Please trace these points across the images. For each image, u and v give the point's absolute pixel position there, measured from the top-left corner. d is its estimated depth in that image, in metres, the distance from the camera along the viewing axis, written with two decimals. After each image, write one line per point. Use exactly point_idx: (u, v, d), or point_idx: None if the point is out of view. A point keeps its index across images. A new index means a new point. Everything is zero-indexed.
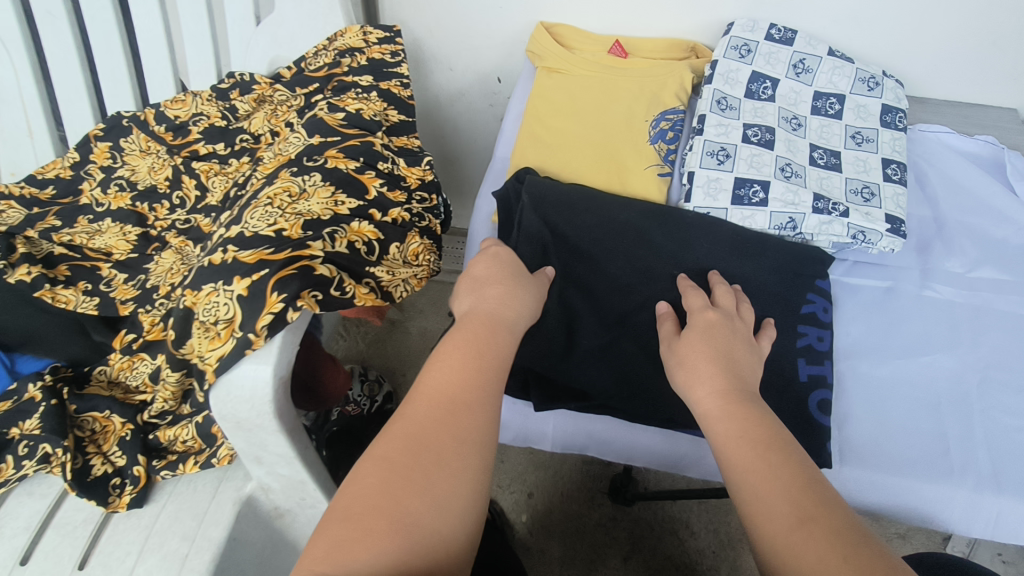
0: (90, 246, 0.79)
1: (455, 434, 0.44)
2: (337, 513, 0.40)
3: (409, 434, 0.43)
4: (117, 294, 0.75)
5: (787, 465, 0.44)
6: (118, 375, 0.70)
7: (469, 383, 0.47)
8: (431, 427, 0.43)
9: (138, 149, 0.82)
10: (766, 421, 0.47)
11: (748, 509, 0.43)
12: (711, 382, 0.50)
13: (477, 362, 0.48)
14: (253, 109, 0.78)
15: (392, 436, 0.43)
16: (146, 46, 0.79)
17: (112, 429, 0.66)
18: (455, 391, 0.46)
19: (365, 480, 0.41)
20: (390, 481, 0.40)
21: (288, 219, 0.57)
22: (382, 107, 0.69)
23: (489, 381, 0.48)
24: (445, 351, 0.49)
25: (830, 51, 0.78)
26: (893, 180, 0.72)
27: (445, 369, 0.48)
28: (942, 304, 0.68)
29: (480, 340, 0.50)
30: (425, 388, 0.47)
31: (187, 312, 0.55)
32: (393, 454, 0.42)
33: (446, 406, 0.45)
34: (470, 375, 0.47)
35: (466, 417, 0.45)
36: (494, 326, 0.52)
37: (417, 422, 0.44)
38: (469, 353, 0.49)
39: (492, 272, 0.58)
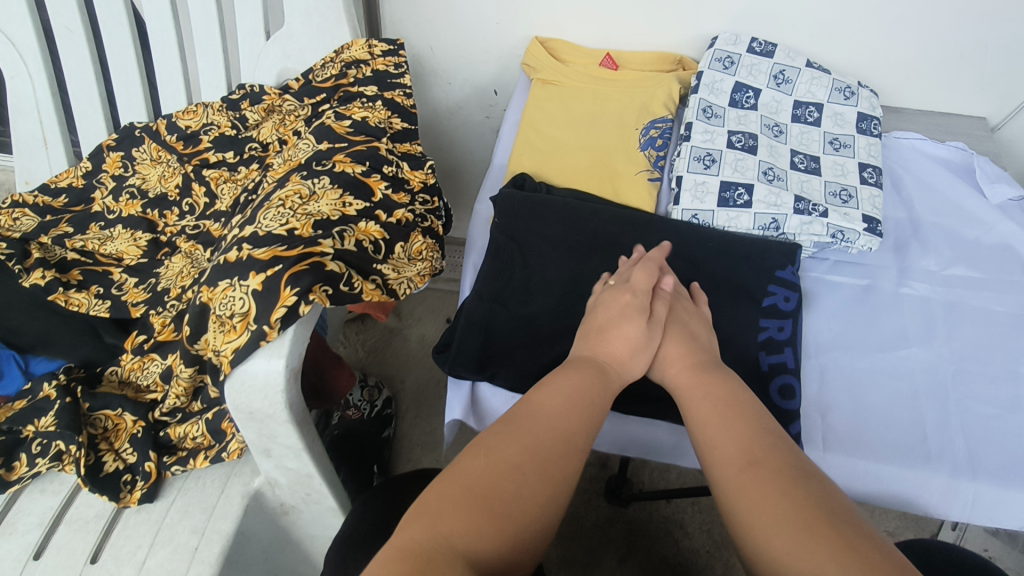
0: (102, 251, 0.82)
1: (572, 462, 0.44)
2: (463, 494, 0.40)
3: (521, 435, 0.44)
4: (128, 297, 0.78)
5: (740, 420, 0.47)
6: (129, 375, 0.72)
7: (584, 419, 0.47)
8: (553, 446, 0.44)
9: (149, 158, 0.86)
10: (733, 384, 0.51)
11: (709, 459, 0.46)
12: (680, 360, 0.55)
13: (596, 405, 0.49)
14: (262, 118, 0.81)
15: (517, 442, 0.43)
16: (160, 59, 0.83)
17: (124, 427, 0.68)
18: (576, 423, 0.46)
19: (480, 466, 0.41)
20: (496, 468, 0.41)
21: (300, 219, 0.60)
22: (386, 115, 0.73)
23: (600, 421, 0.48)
24: (563, 381, 0.49)
25: (808, 63, 0.83)
26: (869, 183, 0.76)
27: (565, 401, 0.47)
28: (919, 300, 0.72)
29: (597, 381, 0.51)
30: (548, 409, 0.46)
31: (202, 308, 0.57)
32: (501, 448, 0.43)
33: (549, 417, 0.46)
34: (586, 411, 0.48)
35: (574, 432, 0.46)
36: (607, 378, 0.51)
37: (542, 435, 0.44)
38: (592, 393, 0.49)
39: (619, 325, 0.55)
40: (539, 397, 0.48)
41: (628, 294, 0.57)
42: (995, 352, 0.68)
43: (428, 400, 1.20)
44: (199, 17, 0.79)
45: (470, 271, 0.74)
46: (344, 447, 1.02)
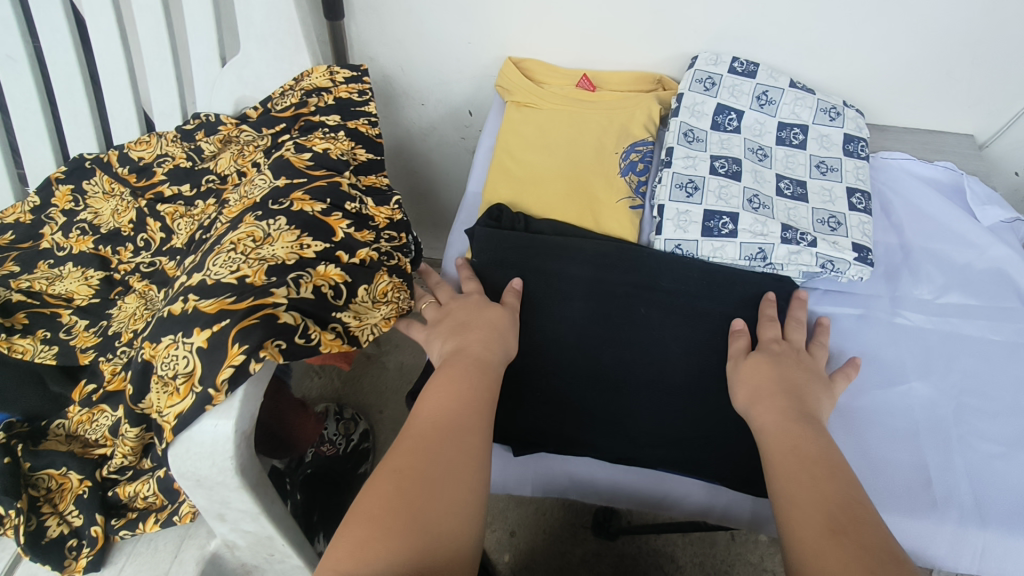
0: (50, 291, 0.77)
1: (462, 448, 0.46)
2: (364, 516, 0.41)
3: (420, 446, 0.45)
4: (78, 342, 0.73)
5: (831, 481, 0.47)
6: (76, 429, 0.66)
7: (465, 408, 0.49)
8: (439, 437, 0.46)
9: (101, 191, 0.81)
10: (823, 441, 0.51)
11: (786, 517, 0.46)
12: (773, 401, 0.55)
13: (476, 394, 0.51)
14: (219, 149, 0.77)
15: (404, 450, 0.45)
16: (110, 87, 0.78)
17: (69, 487, 0.63)
18: (457, 410, 0.49)
19: (384, 486, 0.43)
20: (403, 486, 0.42)
21: (252, 264, 0.56)
22: (349, 147, 0.69)
23: (487, 408, 0.50)
24: (440, 379, 0.52)
25: (791, 83, 0.80)
26: (858, 210, 0.73)
27: (445, 396, 0.50)
28: (915, 331, 0.69)
29: (474, 368, 0.53)
30: (434, 409, 0.49)
31: (145, 365, 0.53)
32: (405, 465, 0.44)
33: (444, 428, 0.47)
34: (469, 403, 0.50)
35: (466, 435, 0.47)
36: (481, 365, 0.54)
37: (428, 437, 0.46)
38: (470, 381, 0.52)
39: (477, 318, 0.59)
40: (422, 403, 0.50)
41: (475, 295, 0.63)
42: (996, 385, 0.65)
43: None
44: (150, 42, 0.74)
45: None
46: (316, 489, 0.94)
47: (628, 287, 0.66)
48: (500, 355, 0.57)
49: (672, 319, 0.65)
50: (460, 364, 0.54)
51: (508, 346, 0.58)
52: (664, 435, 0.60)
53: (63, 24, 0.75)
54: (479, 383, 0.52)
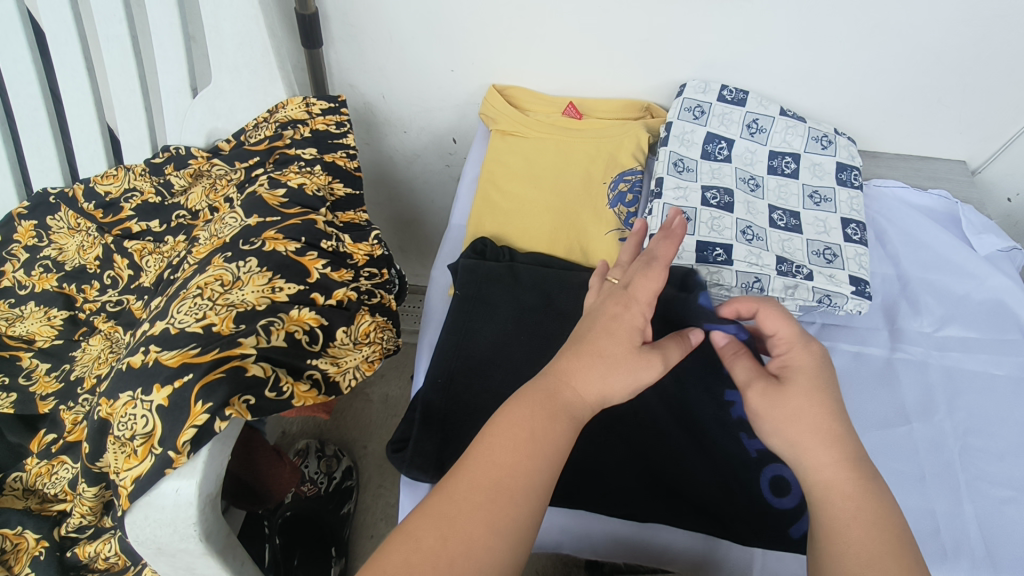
0: (10, 333, 0.73)
1: (494, 522, 0.37)
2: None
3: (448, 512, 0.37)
4: (38, 388, 0.69)
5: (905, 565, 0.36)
6: (35, 482, 0.63)
7: (521, 466, 0.39)
8: (469, 516, 0.37)
9: (66, 227, 0.77)
10: (881, 512, 0.38)
11: None
12: (827, 452, 0.40)
13: (540, 446, 0.40)
14: (189, 183, 0.73)
15: (430, 512, 0.37)
16: (76, 119, 0.75)
17: (25, 547, 0.59)
18: (507, 478, 0.38)
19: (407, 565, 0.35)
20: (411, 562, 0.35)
21: (219, 311, 0.52)
22: (327, 181, 0.66)
23: (547, 468, 0.40)
24: (502, 420, 0.41)
25: (782, 110, 0.78)
26: (854, 241, 0.72)
27: (499, 456, 0.39)
28: (915, 366, 0.67)
29: (545, 414, 0.41)
30: (475, 475, 0.39)
31: (102, 423, 0.49)
32: (427, 533, 0.36)
33: (487, 490, 0.38)
34: (527, 458, 0.40)
35: (510, 503, 0.38)
36: (559, 413, 0.41)
37: (465, 499, 0.38)
38: (532, 435, 0.40)
39: (609, 342, 0.44)
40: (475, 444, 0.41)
41: (636, 313, 0.45)
42: (1001, 424, 0.63)
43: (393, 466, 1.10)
44: (117, 74, 0.71)
45: (425, 351, 0.67)
46: (295, 534, 0.93)
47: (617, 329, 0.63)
48: (608, 395, 0.43)
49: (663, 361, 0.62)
50: (531, 405, 0.41)
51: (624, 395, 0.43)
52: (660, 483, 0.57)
53: (27, 56, 0.72)
54: (543, 435, 0.40)
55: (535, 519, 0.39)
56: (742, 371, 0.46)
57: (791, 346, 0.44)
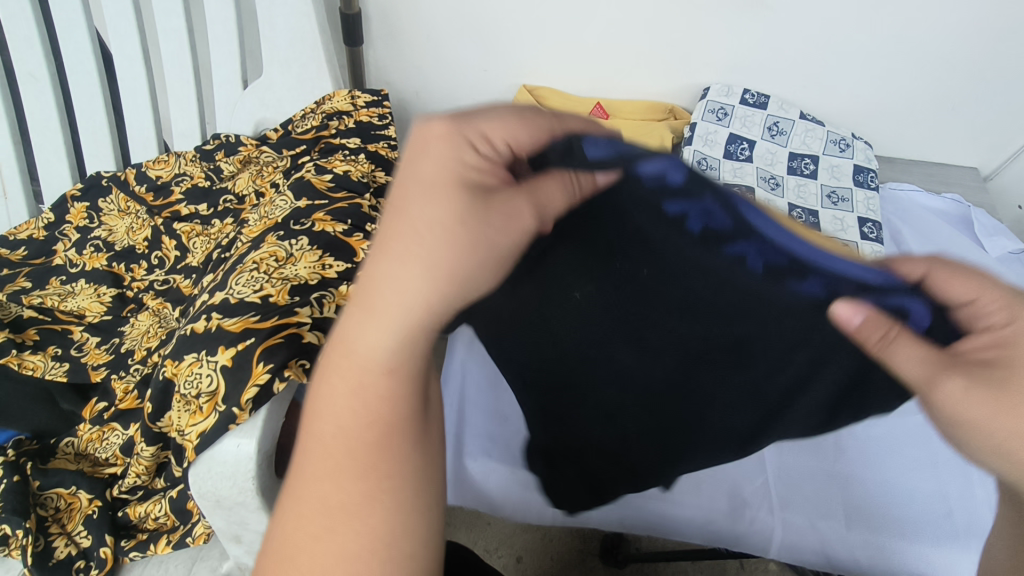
0: (62, 307, 0.77)
1: (349, 528, 0.29)
2: None
3: (305, 521, 0.30)
4: (89, 359, 0.73)
5: None
6: (87, 446, 0.66)
7: (359, 437, 0.30)
8: (319, 538, 0.29)
9: (116, 209, 0.81)
10: None
11: None
12: None
13: (375, 399, 0.30)
14: (238, 169, 0.77)
15: (288, 529, 0.30)
16: (131, 106, 0.79)
17: (77, 506, 0.62)
18: (334, 492, 0.30)
19: None
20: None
21: (275, 284, 0.56)
22: (369, 169, 0.69)
23: (390, 430, 0.30)
24: (326, 383, 0.31)
25: (802, 114, 0.83)
26: (870, 238, 0.75)
27: (320, 476, 0.30)
28: None
29: (346, 407, 0.30)
30: (320, 464, 0.30)
31: (167, 383, 0.53)
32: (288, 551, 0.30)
33: (331, 484, 0.30)
34: (360, 426, 0.30)
35: (358, 490, 0.30)
36: (358, 399, 0.30)
37: (312, 502, 0.30)
38: (347, 424, 0.30)
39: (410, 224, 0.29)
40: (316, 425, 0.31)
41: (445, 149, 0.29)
42: None
43: None
44: (173, 65, 0.75)
45: None
46: None
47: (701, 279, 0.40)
48: (427, 306, 0.29)
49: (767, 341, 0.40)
50: (330, 404, 0.31)
51: (486, 275, 0.30)
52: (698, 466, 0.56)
53: (88, 45, 0.76)
54: (356, 425, 0.30)
55: (401, 487, 0.30)
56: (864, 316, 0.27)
57: (1016, 312, 0.27)
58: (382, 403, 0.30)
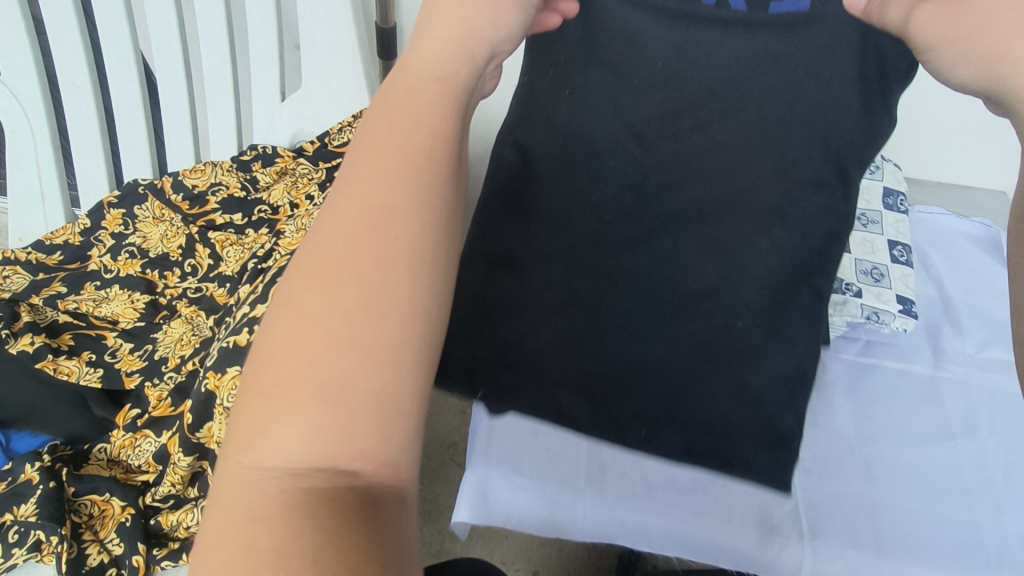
0: (96, 313, 0.78)
1: (384, 243, 0.28)
2: (275, 340, 0.26)
3: (333, 246, 0.28)
4: (123, 365, 0.73)
5: None
6: (119, 453, 0.67)
7: (396, 167, 0.31)
8: (347, 260, 0.28)
9: (151, 216, 0.82)
10: None
11: None
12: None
13: (416, 131, 0.32)
14: (274, 181, 0.78)
15: (313, 255, 0.28)
16: (170, 115, 0.80)
17: (110, 514, 0.63)
18: (379, 201, 0.29)
19: (294, 335, 0.26)
20: (297, 317, 0.26)
21: None
22: None
23: (431, 160, 0.32)
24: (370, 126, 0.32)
25: None
26: (900, 262, 0.75)
27: (359, 176, 0.30)
28: (958, 386, 0.69)
29: (395, 116, 0.33)
30: (354, 194, 0.30)
31: (208, 395, 0.53)
32: (307, 283, 0.27)
33: (364, 213, 0.29)
34: (399, 157, 0.31)
35: (397, 218, 0.29)
36: (410, 122, 0.32)
37: (341, 221, 0.29)
38: (388, 151, 0.31)
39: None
40: (349, 165, 0.31)
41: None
42: None
43: None
44: (213, 76, 0.76)
45: None
46: None
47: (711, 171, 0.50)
48: (472, 31, 0.37)
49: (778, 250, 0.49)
50: (377, 118, 0.33)
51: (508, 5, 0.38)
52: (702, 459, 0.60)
53: (130, 54, 0.77)
54: (407, 131, 0.32)
55: (435, 213, 0.31)
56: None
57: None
58: (431, 121, 0.33)
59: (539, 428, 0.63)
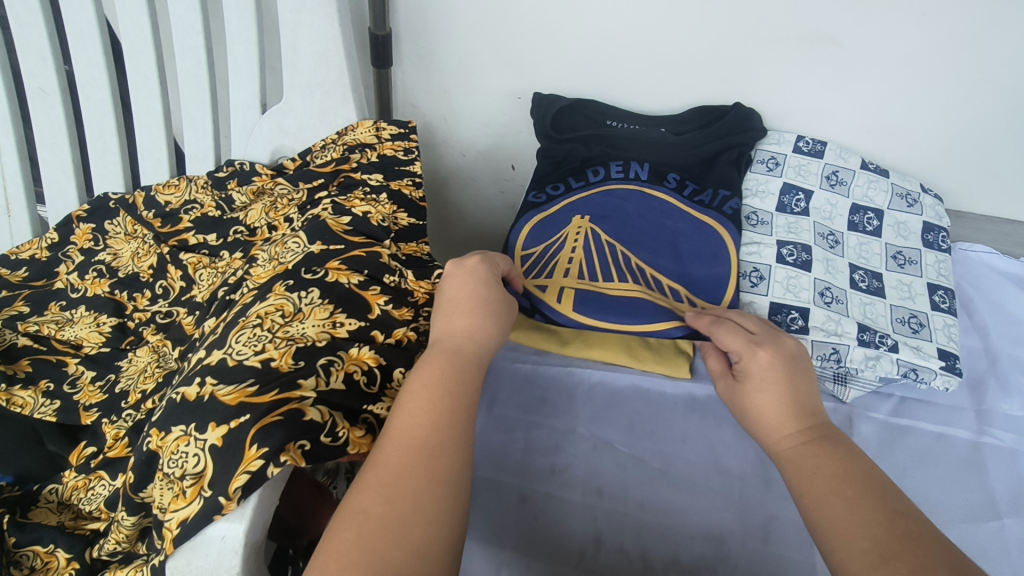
0: (58, 337, 0.71)
1: (432, 475, 0.40)
2: (341, 549, 0.37)
3: (385, 475, 0.40)
4: (82, 397, 0.66)
5: (864, 500, 0.41)
6: (71, 496, 0.59)
7: (441, 423, 0.43)
8: (405, 478, 0.40)
9: (123, 233, 0.77)
10: (841, 464, 0.44)
11: (830, 549, 0.40)
12: None
13: (456, 392, 0.45)
14: (250, 200, 0.72)
15: (366, 484, 0.40)
16: (143, 126, 0.75)
17: (54, 567, 0.54)
18: (427, 440, 0.42)
19: (347, 541, 0.37)
20: (365, 532, 0.37)
21: (279, 345, 0.49)
22: (391, 210, 0.64)
23: (464, 407, 0.45)
24: (413, 384, 0.45)
25: (863, 163, 0.75)
26: (942, 309, 0.68)
27: (417, 409, 0.44)
28: (1005, 456, 0.61)
29: (432, 378, 0.46)
30: (398, 437, 0.42)
31: (151, 454, 0.47)
32: (369, 505, 0.38)
33: (418, 450, 0.41)
34: (444, 410, 0.44)
35: (442, 459, 0.41)
36: (460, 356, 0.48)
37: (399, 460, 0.41)
38: (432, 408, 0.44)
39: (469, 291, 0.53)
40: (396, 416, 0.44)
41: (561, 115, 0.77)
42: None
43: None
44: (188, 84, 0.70)
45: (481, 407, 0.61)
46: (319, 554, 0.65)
47: (640, 195, 0.72)
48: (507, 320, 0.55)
49: (686, 146, 0.74)
50: (415, 377, 0.46)
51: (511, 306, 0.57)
52: (687, 109, 0.77)
53: (101, 60, 0.71)
54: (445, 386, 0.45)
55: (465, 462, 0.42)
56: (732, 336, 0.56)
57: None
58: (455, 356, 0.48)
59: (527, 492, 0.56)
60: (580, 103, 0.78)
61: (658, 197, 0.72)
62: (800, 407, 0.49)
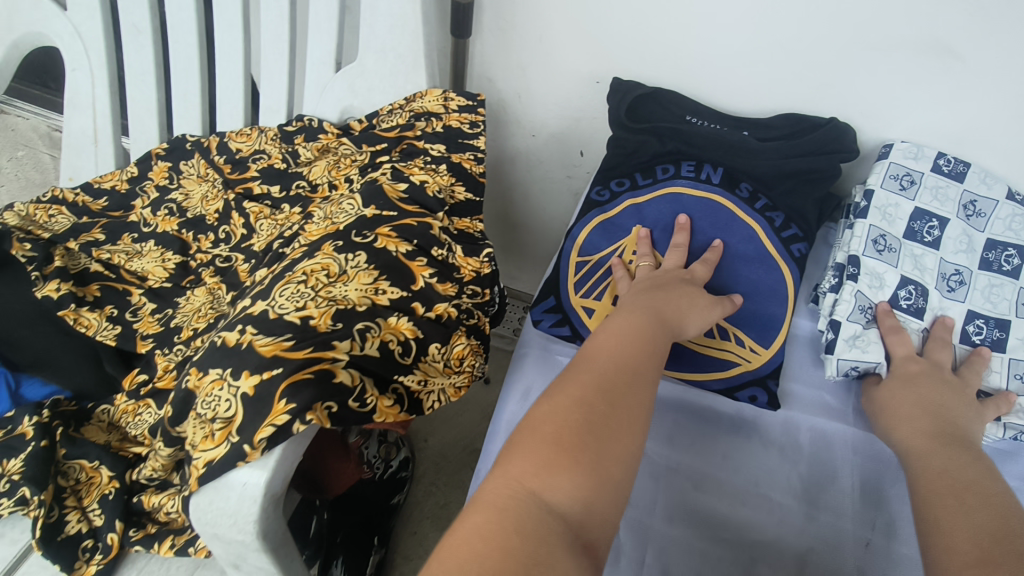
0: (128, 267, 0.73)
1: (644, 399, 0.43)
2: (554, 428, 0.39)
3: (599, 380, 0.43)
4: (141, 326, 0.69)
5: (981, 508, 0.45)
6: (120, 419, 0.63)
7: (646, 360, 0.46)
8: (623, 394, 0.42)
9: (196, 174, 0.79)
10: (968, 474, 0.48)
11: (932, 543, 0.44)
12: None
13: (655, 345, 0.48)
14: (315, 157, 0.73)
15: (583, 382, 0.42)
16: (223, 71, 0.77)
17: (97, 482, 0.59)
18: (640, 372, 0.45)
19: (564, 417, 0.40)
20: (589, 420, 0.40)
21: (320, 304, 0.50)
22: (449, 182, 0.64)
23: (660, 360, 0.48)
24: (615, 324, 0.49)
25: (1010, 194, 0.66)
26: None
27: (622, 342, 0.47)
28: None
29: (637, 327, 0.49)
30: (608, 357, 0.45)
31: (188, 393, 0.48)
32: (587, 397, 0.41)
33: (627, 372, 0.44)
34: (647, 348, 0.47)
35: (647, 389, 0.44)
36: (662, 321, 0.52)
37: (610, 372, 0.43)
38: (639, 348, 0.47)
39: (678, 290, 0.57)
40: (596, 341, 0.47)
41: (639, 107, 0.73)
42: None
43: (451, 468, 1.04)
44: (270, 35, 0.72)
45: (513, 395, 0.60)
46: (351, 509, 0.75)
47: (707, 202, 0.68)
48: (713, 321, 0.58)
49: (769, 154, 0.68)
50: (619, 321, 0.50)
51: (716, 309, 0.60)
52: (776, 115, 0.72)
53: (192, 5, 0.73)
54: (642, 336, 0.48)
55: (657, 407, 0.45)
56: (902, 346, 0.60)
57: None
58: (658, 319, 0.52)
59: None
60: (662, 92, 0.74)
61: (724, 206, 0.67)
62: (933, 421, 0.54)
